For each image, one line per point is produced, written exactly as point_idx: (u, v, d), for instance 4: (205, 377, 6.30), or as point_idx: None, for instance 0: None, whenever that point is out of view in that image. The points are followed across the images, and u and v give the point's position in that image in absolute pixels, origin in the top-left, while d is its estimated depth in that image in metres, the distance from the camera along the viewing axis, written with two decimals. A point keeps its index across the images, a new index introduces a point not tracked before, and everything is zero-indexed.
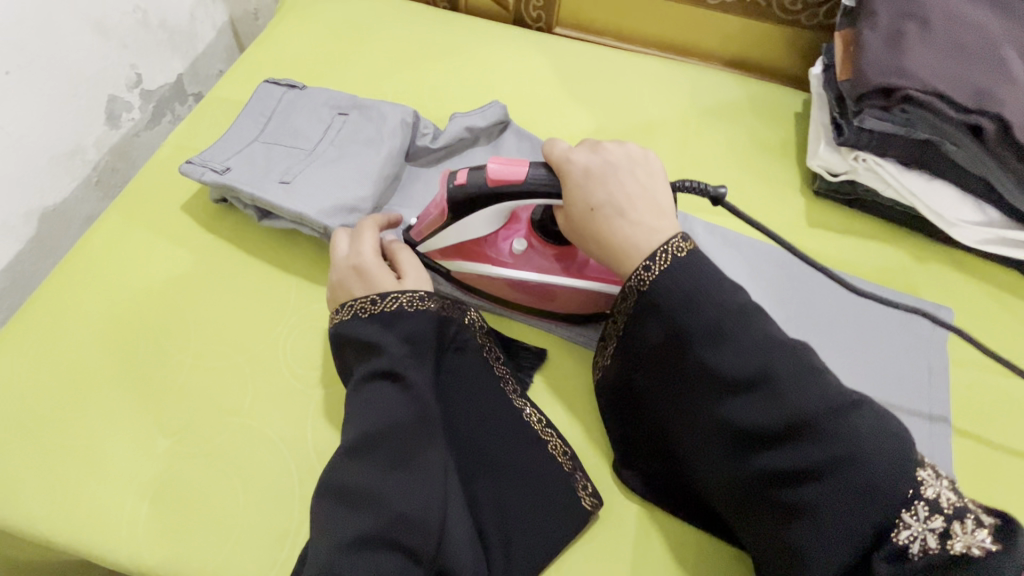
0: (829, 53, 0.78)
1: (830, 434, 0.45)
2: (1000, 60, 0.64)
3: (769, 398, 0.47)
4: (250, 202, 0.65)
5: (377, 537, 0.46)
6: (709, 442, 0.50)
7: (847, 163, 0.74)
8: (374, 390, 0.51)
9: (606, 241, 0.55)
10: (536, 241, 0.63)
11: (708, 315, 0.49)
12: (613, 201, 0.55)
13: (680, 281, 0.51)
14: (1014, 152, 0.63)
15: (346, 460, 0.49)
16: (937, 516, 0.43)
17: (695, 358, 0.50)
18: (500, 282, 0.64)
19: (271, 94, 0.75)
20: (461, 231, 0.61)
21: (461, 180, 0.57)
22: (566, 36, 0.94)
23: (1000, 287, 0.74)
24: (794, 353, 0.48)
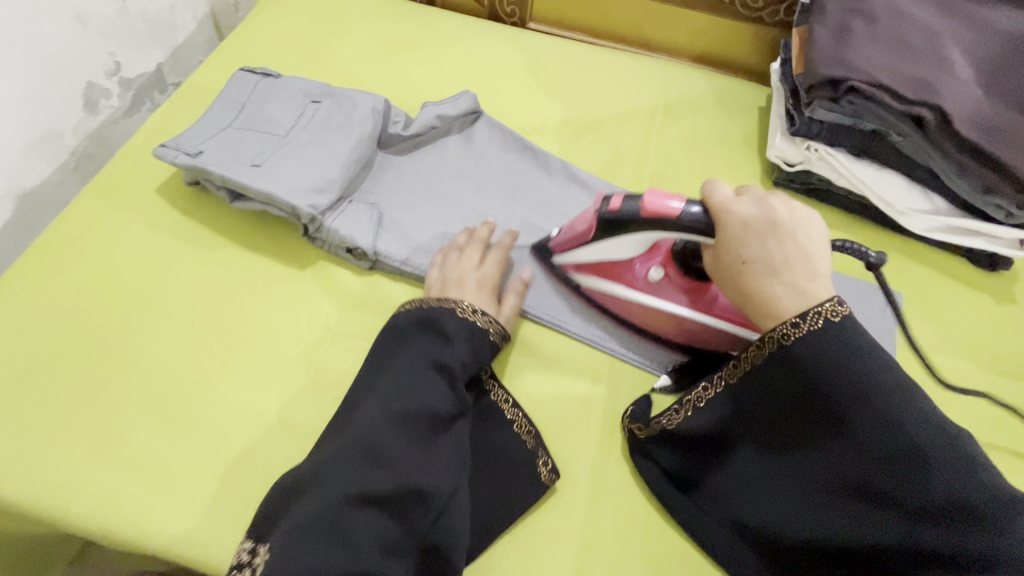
0: (786, 49, 0.78)
1: (990, 527, 0.42)
2: (941, 58, 0.65)
3: (909, 470, 0.44)
4: (221, 184, 0.62)
5: (386, 502, 0.47)
6: (838, 512, 0.47)
7: (801, 154, 0.71)
8: (410, 365, 0.53)
9: (750, 296, 0.52)
10: (673, 271, 0.61)
11: (861, 384, 0.45)
12: (767, 259, 0.51)
13: (837, 343, 0.46)
14: (955, 141, 0.62)
15: (375, 430, 0.49)
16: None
17: (833, 415, 0.46)
18: (629, 305, 0.63)
19: (246, 82, 0.72)
20: (602, 250, 0.60)
21: (615, 207, 0.56)
22: (539, 30, 0.95)
23: (965, 283, 0.73)
24: (936, 426, 0.45)
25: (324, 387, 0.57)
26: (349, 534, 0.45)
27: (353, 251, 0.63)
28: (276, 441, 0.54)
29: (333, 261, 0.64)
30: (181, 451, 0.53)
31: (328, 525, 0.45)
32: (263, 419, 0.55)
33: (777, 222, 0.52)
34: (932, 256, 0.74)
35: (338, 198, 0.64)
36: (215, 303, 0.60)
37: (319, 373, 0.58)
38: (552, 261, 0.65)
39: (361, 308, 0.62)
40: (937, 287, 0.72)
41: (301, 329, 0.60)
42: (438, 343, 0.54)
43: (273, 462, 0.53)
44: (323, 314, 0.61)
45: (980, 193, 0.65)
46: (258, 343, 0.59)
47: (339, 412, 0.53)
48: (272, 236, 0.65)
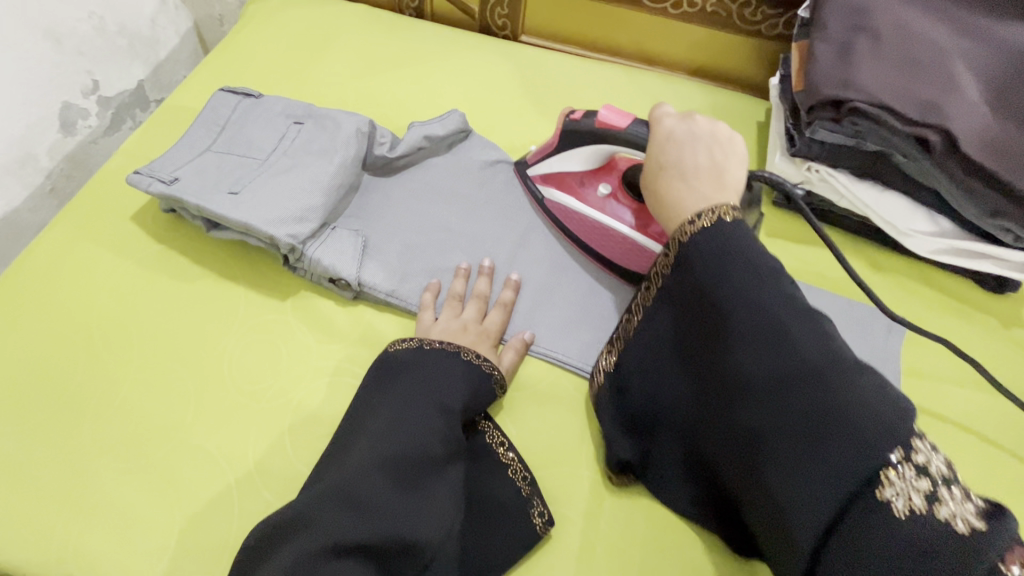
0: (785, 64, 0.75)
1: (825, 386, 0.41)
2: (947, 76, 0.62)
3: (778, 352, 0.43)
4: (197, 213, 0.60)
5: (366, 549, 0.44)
6: (710, 396, 0.48)
7: (801, 174, 0.69)
8: (407, 405, 0.50)
9: (660, 200, 0.54)
10: (622, 192, 0.66)
11: (729, 265, 0.46)
12: (680, 165, 0.54)
13: (713, 240, 0.47)
14: (963, 164, 0.60)
15: (360, 471, 0.47)
16: (925, 478, 0.39)
17: (707, 303, 0.47)
18: (577, 218, 0.67)
19: (225, 103, 0.69)
20: (562, 159, 0.67)
21: (577, 117, 0.63)
22: (532, 43, 0.92)
23: (974, 306, 0.70)
24: (808, 313, 0.44)
25: (305, 427, 0.55)
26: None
27: (336, 281, 0.61)
28: (254, 486, 0.52)
29: (316, 291, 0.62)
30: (155, 498, 0.51)
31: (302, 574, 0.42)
32: (241, 464, 0.53)
33: (696, 135, 0.55)
34: (939, 278, 0.72)
35: (321, 225, 0.62)
36: (192, 338, 0.58)
37: (300, 412, 0.55)
38: (527, 174, 0.72)
39: (344, 341, 0.59)
40: (945, 311, 0.70)
41: (282, 364, 0.57)
42: (425, 379, 0.52)
43: (251, 510, 0.51)
44: (305, 347, 0.58)
45: (988, 216, 0.63)
46: (237, 380, 0.56)
47: (324, 455, 0.51)
48: (253, 265, 0.62)
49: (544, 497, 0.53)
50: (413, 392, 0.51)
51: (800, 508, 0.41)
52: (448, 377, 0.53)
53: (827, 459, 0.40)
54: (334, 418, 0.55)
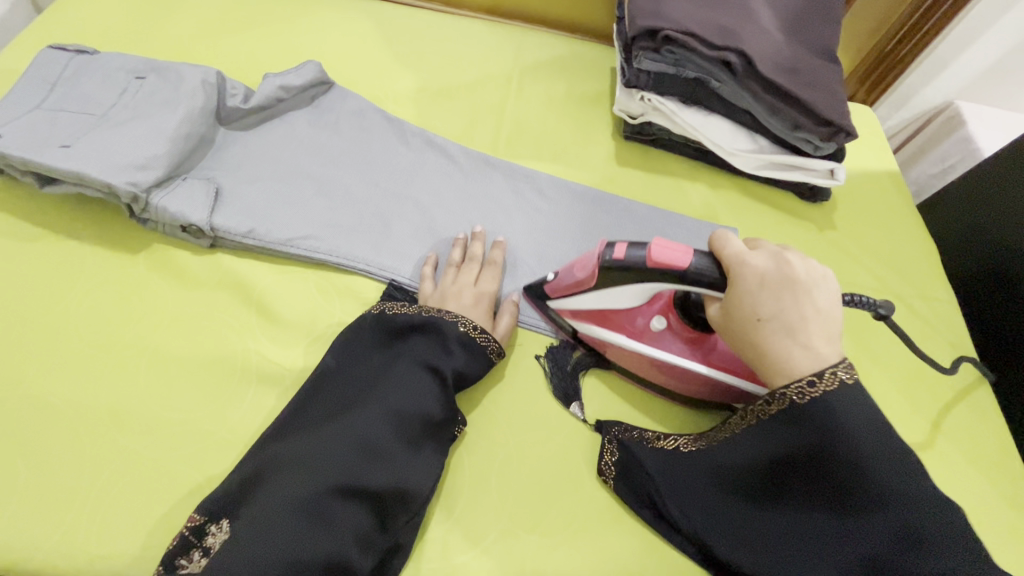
0: (620, 8, 0.82)
1: (947, 565, 0.43)
2: (744, 7, 0.71)
3: (900, 528, 0.44)
4: (24, 168, 0.57)
5: (355, 491, 0.48)
6: (807, 552, 0.47)
7: (638, 106, 0.76)
8: (407, 367, 0.54)
9: (760, 353, 0.49)
10: (675, 322, 0.59)
11: (857, 454, 0.45)
12: (785, 319, 0.48)
13: (846, 408, 0.46)
14: (761, 82, 0.69)
15: (363, 421, 0.51)
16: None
17: (831, 469, 0.46)
18: (629, 354, 0.60)
19: (55, 61, 0.66)
20: (604, 299, 0.57)
21: (619, 254, 0.52)
22: (392, 1, 0.94)
23: (794, 215, 0.81)
24: (941, 505, 0.45)
25: (162, 370, 0.54)
26: (331, 524, 0.46)
27: (188, 228, 0.60)
28: (106, 433, 0.51)
29: (169, 243, 0.61)
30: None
31: (312, 513, 0.46)
32: (90, 411, 0.51)
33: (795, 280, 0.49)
34: (766, 192, 0.82)
35: (167, 175, 0.61)
36: (30, 296, 0.56)
37: (155, 358, 0.55)
38: (542, 301, 0.62)
39: (204, 287, 0.59)
40: (771, 220, 0.79)
41: (134, 315, 0.56)
42: (438, 350, 0.56)
43: (103, 454, 0.50)
44: (159, 295, 0.58)
45: (790, 129, 0.72)
46: (84, 332, 0.55)
47: (297, 403, 0.53)
48: (96, 222, 0.60)
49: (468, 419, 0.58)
50: (420, 359, 0.55)
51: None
52: (434, 338, 0.56)
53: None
54: (191, 360, 0.55)
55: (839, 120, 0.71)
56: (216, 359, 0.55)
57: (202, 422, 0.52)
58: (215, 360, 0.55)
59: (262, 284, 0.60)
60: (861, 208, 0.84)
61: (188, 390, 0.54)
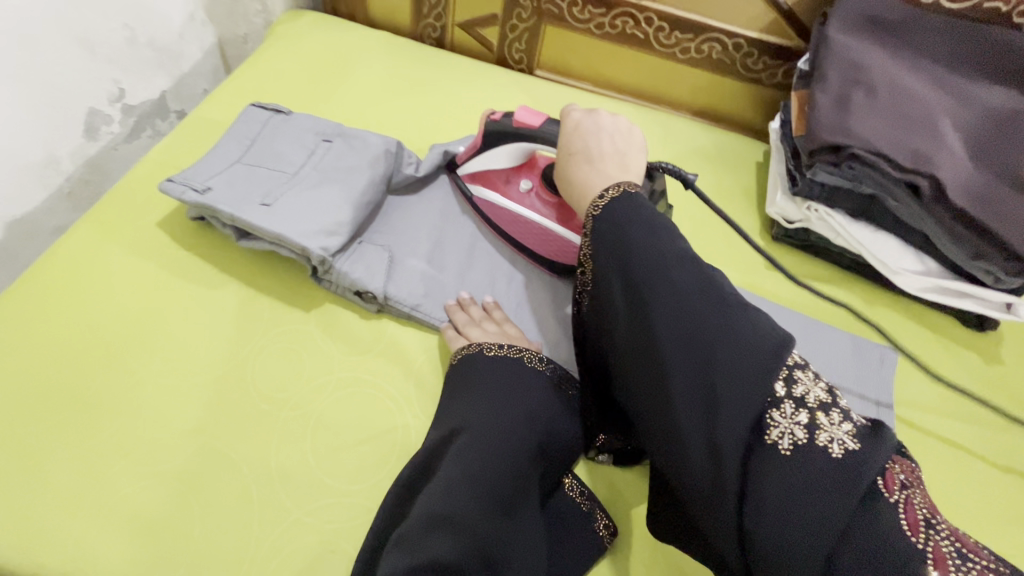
0: (786, 110, 0.81)
1: (711, 340, 0.43)
2: (935, 128, 0.68)
3: (665, 313, 0.46)
4: (229, 222, 0.61)
5: (452, 570, 0.44)
6: (630, 372, 0.49)
7: (801, 213, 0.74)
8: (497, 421, 0.51)
9: (572, 183, 0.58)
10: (542, 187, 0.67)
11: (634, 238, 0.49)
12: (586, 151, 0.58)
13: (620, 207, 0.51)
14: (950, 210, 0.65)
15: (450, 487, 0.47)
16: (804, 410, 0.41)
17: (618, 281, 0.49)
18: (502, 211, 0.69)
19: (256, 118, 0.71)
20: (485, 158, 0.69)
21: (496, 117, 0.66)
22: (545, 78, 0.96)
23: (958, 342, 0.75)
24: (696, 268, 0.47)
25: (327, 435, 0.55)
26: None
27: (362, 294, 0.63)
28: (275, 496, 0.51)
29: (340, 303, 0.63)
30: (175, 503, 0.50)
31: None
32: (261, 470, 0.52)
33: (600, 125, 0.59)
34: (925, 314, 0.77)
35: (348, 240, 0.64)
36: (216, 345, 0.58)
37: (322, 421, 0.55)
38: (456, 175, 0.74)
39: (370, 352, 0.60)
40: (932, 346, 0.74)
41: (306, 372, 0.58)
42: (533, 408, 0.53)
43: (272, 518, 0.50)
44: (330, 355, 0.59)
45: (971, 258, 0.68)
46: (262, 386, 0.56)
47: (410, 475, 0.51)
48: (280, 275, 0.64)
49: (604, 509, 0.55)
50: (511, 416, 0.51)
51: (723, 448, 0.41)
52: (526, 390, 0.54)
53: (731, 412, 0.42)
54: (356, 429, 0.55)
55: None
56: (377, 431, 0.56)
57: (363, 500, 0.52)
58: (377, 432, 0.56)
59: (422, 356, 0.61)
60: None
61: (352, 460, 0.54)
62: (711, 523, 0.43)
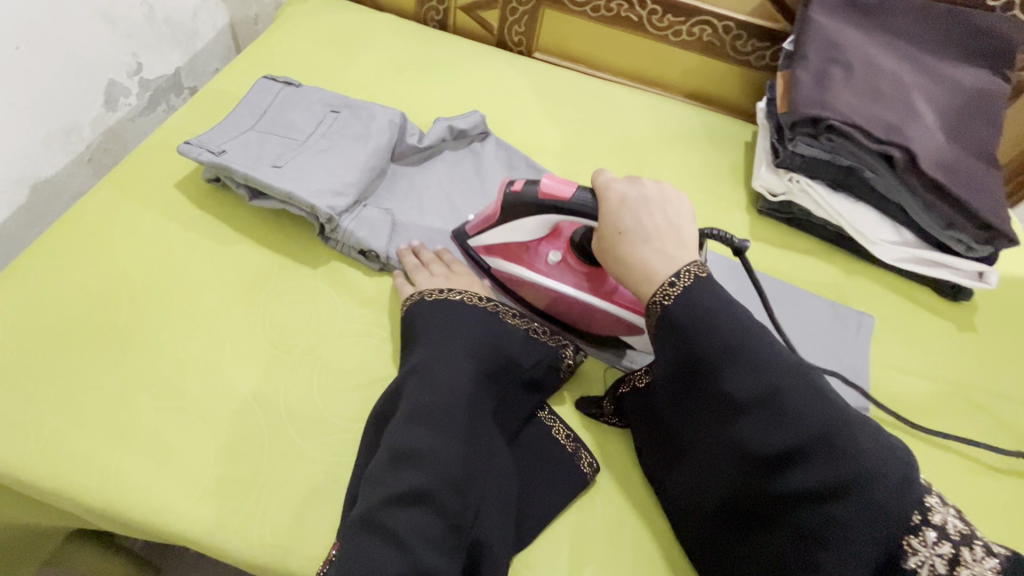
0: (772, 89, 0.85)
1: (832, 456, 0.45)
2: (910, 104, 0.72)
3: (781, 427, 0.47)
4: (242, 182, 0.65)
5: (416, 497, 0.48)
6: (725, 474, 0.50)
7: (785, 185, 0.78)
8: (446, 361, 0.55)
9: (625, 262, 0.56)
10: (572, 257, 0.65)
11: (728, 338, 0.49)
12: (639, 229, 0.56)
13: (704, 296, 0.51)
14: (922, 179, 0.69)
15: (406, 423, 0.51)
16: (946, 543, 0.43)
17: (718, 384, 0.49)
18: (531, 287, 0.67)
19: (268, 90, 0.75)
20: (507, 230, 0.65)
21: (518, 188, 0.62)
22: (543, 61, 1.00)
23: (932, 310, 0.79)
24: (803, 373, 0.48)
25: (333, 378, 0.59)
26: (394, 533, 0.47)
27: (366, 253, 0.66)
28: (285, 430, 0.55)
29: (345, 261, 0.67)
30: (192, 435, 0.54)
31: (374, 528, 0.47)
32: (271, 407, 0.56)
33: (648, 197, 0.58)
34: (902, 284, 0.80)
35: (355, 201, 0.68)
36: (230, 296, 0.62)
37: (328, 365, 0.59)
38: (466, 244, 0.69)
39: (373, 306, 0.64)
40: (908, 314, 0.78)
41: (313, 322, 0.62)
42: (484, 348, 0.57)
43: (281, 449, 0.54)
44: (336, 307, 0.63)
45: (943, 227, 0.72)
46: (271, 333, 0.60)
47: (378, 412, 0.55)
48: (288, 234, 0.68)
49: (588, 451, 0.59)
50: (459, 353, 0.56)
51: (842, 563, 0.43)
52: (474, 330, 0.58)
53: (856, 532, 0.43)
54: (360, 373, 0.59)
55: (1001, 225, 0.69)
56: (379, 375, 0.60)
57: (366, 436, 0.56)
58: (378, 377, 0.59)
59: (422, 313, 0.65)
60: (1006, 312, 0.80)
61: (355, 401, 0.58)
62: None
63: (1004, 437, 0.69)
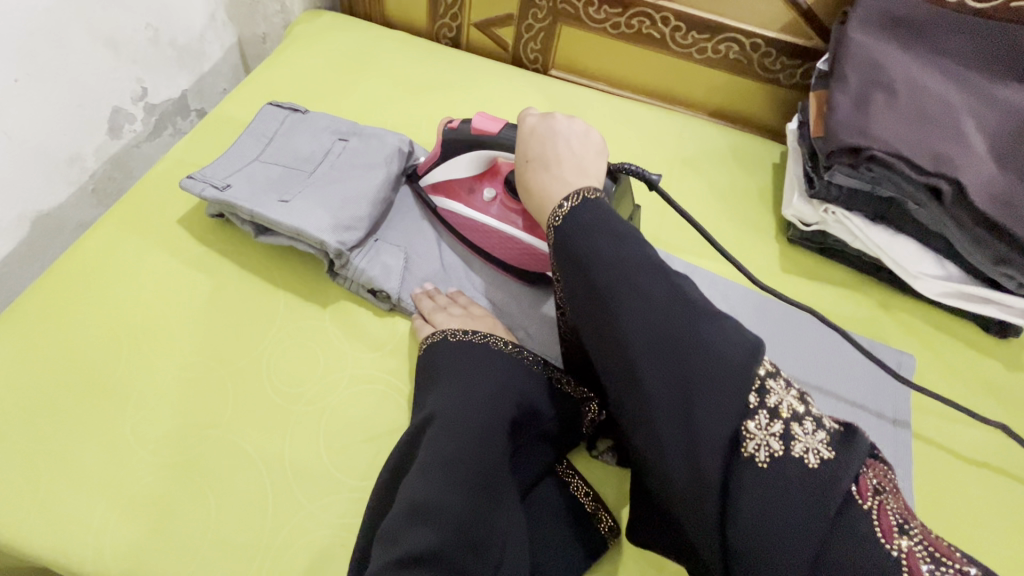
0: (804, 110, 0.80)
1: (683, 351, 0.42)
2: (959, 130, 0.67)
3: (640, 325, 0.44)
4: (247, 219, 0.63)
5: (431, 559, 0.44)
6: (608, 385, 0.47)
7: (818, 215, 0.74)
8: (470, 404, 0.51)
9: (528, 191, 0.56)
10: (504, 194, 0.64)
11: (603, 248, 0.47)
12: (543, 158, 0.56)
13: (583, 211, 0.49)
14: (972, 214, 0.64)
15: (424, 475, 0.48)
16: (777, 420, 0.40)
17: (588, 288, 0.47)
18: (468, 223, 0.67)
19: (274, 117, 0.72)
20: (448, 167, 0.66)
21: (452, 125, 0.64)
22: (560, 78, 0.96)
23: (978, 347, 0.73)
24: (665, 274, 0.46)
25: (339, 431, 0.55)
26: None
27: (376, 293, 0.63)
28: (289, 490, 0.52)
29: (354, 300, 0.64)
30: (191, 496, 0.51)
31: None
32: (275, 464, 0.53)
33: (556, 127, 0.57)
34: (945, 319, 0.75)
35: (365, 236, 0.65)
36: (234, 341, 0.59)
37: (334, 417, 0.56)
38: (420, 187, 0.71)
39: (382, 350, 0.61)
40: (952, 351, 0.73)
41: (320, 368, 0.59)
42: (511, 395, 0.53)
43: (286, 511, 0.51)
44: (344, 352, 0.60)
45: (993, 263, 0.66)
46: (275, 382, 0.57)
47: (394, 460, 0.52)
48: (294, 272, 0.65)
49: (608, 509, 0.55)
50: (485, 400, 0.52)
51: (704, 466, 0.41)
52: (498, 374, 0.54)
53: (707, 423, 0.41)
54: (369, 426, 0.56)
55: None
56: (389, 428, 0.56)
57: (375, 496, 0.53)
58: (388, 430, 0.56)
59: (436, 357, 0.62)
60: None
61: (364, 456, 0.54)
62: (694, 532, 0.43)
63: None
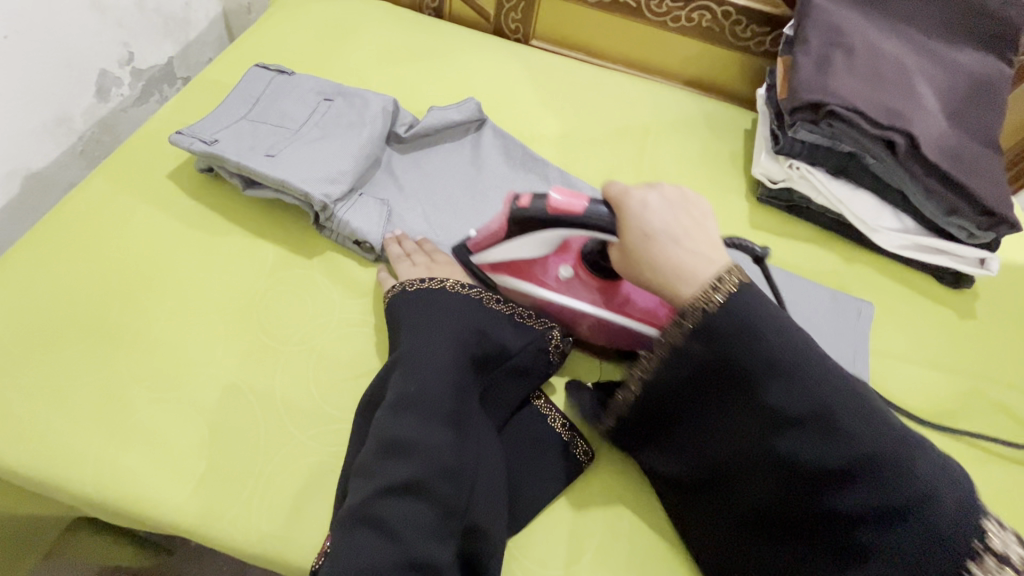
0: (771, 76, 0.84)
1: (891, 478, 0.44)
2: (912, 89, 0.71)
3: (838, 446, 0.45)
4: (235, 171, 0.65)
5: (409, 486, 0.48)
6: (770, 487, 0.48)
7: (784, 172, 0.77)
8: (434, 345, 0.55)
9: (658, 271, 0.53)
10: (583, 271, 0.63)
11: (784, 356, 0.47)
12: (669, 231, 0.54)
13: (743, 308, 0.49)
14: (923, 165, 0.68)
15: (395, 412, 0.51)
16: (1006, 568, 0.42)
17: (771, 402, 0.47)
18: (543, 304, 0.65)
19: (260, 78, 0.74)
20: (514, 247, 0.62)
21: (525, 202, 0.58)
22: (541, 48, 0.99)
23: (932, 297, 0.78)
24: (856, 391, 0.47)
25: (328, 370, 0.58)
26: (385, 523, 0.47)
27: (360, 244, 0.66)
28: (280, 421, 0.55)
29: (340, 251, 0.67)
30: (186, 427, 0.54)
31: (367, 522, 0.47)
32: (266, 398, 0.56)
33: (673, 200, 0.56)
34: (902, 272, 0.80)
35: (350, 190, 0.67)
36: (224, 288, 0.62)
37: (323, 357, 0.59)
38: (469, 262, 0.66)
39: (369, 296, 0.64)
40: (909, 301, 0.77)
41: (308, 313, 0.61)
42: (471, 334, 0.57)
43: (276, 439, 0.54)
44: (331, 298, 0.63)
45: (946, 214, 0.71)
46: (265, 324, 0.60)
47: (371, 394, 0.55)
48: (283, 225, 0.67)
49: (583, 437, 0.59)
50: (446, 339, 0.55)
51: None
52: (460, 316, 0.58)
53: (902, 547, 0.43)
54: (356, 364, 0.59)
55: (1002, 211, 0.68)
56: (375, 366, 0.59)
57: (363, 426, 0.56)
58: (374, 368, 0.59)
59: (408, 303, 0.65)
60: (1007, 298, 0.80)
61: (352, 392, 0.57)
62: None
63: (1004, 427, 0.68)
